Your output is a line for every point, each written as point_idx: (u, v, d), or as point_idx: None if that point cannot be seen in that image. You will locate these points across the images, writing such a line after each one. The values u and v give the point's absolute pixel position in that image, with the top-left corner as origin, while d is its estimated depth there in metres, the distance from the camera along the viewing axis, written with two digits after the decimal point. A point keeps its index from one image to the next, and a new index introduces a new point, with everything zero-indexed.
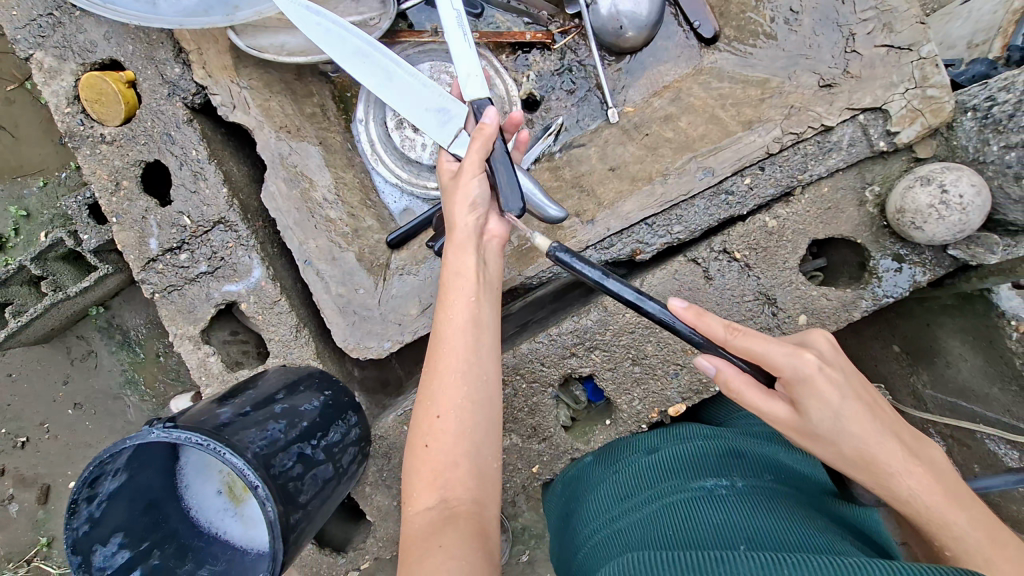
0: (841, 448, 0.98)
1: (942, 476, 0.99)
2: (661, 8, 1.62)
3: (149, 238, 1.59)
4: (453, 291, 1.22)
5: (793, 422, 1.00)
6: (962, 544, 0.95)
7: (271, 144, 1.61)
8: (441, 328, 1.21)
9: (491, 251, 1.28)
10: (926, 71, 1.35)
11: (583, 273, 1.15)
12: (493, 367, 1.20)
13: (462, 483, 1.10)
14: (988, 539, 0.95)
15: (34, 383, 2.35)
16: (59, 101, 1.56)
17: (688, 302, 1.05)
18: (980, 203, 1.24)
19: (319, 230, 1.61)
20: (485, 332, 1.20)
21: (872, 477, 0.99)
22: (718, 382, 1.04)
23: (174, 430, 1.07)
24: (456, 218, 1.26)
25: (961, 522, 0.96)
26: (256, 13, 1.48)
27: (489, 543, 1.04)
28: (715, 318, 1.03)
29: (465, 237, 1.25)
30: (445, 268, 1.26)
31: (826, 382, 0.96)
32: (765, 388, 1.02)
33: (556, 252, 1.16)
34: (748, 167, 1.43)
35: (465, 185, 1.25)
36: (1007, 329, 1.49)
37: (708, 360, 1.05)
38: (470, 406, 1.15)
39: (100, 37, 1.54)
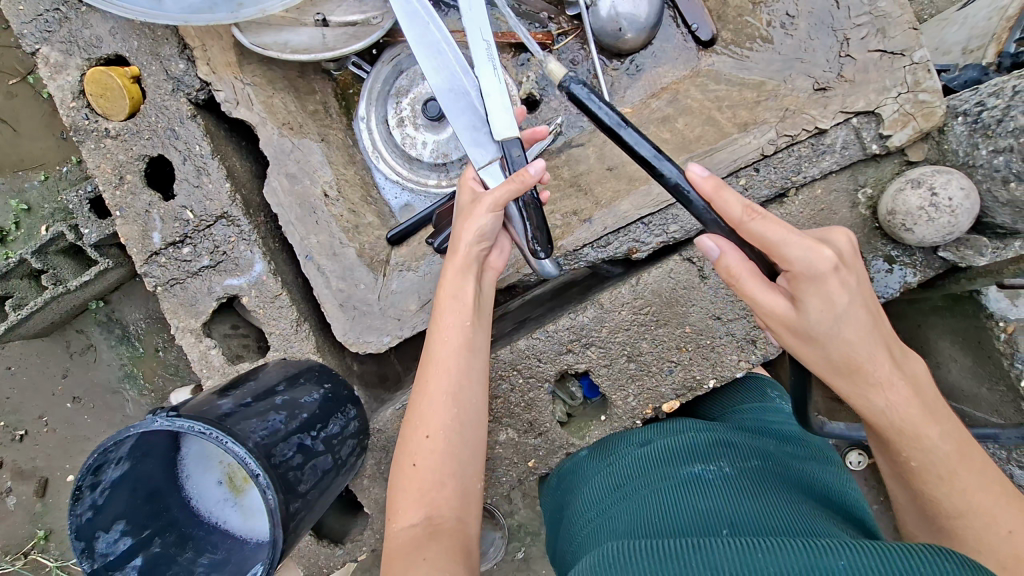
0: (829, 346, 1.01)
1: (921, 387, 1.03)
2: (660, 10, 1.64)
3: (152, 232, 1.61)
4: (449, 315, 1.25)
5: (791, 317, 1.01)
6: (928, 456, 1.02)
7: (274, 140, 1.63)
8: (433, 350, 1.25)
9: (487, 281, 1.33)
10: (919, 76, 1.37)
11: (600, 117, 1.11)
12: (481, 390, 1.26)
13: (447, 501, 1.15)
14: (955, 454, 1.02)
15: (33, 375, 2.37)
16: (64, 96, 1.57)
17: (710, 173, 0.99)
18: (969, 206, 1.26)
19: (320, 226, 1.63)
20: (475, 358, 1.25)
21: (852, 383, 1.04)
22: (718, 266, 1.04)
23: (177, 419, 1.10)
24: (461, 243, 1.25)
25: (933, 437, 1.02)
26: (261, 10, 1.50)
27: (470, 555, 1.10)
28: (734, 196, 0.98)
29: (466, 261, 1.27)
30: (440, 291, 1.28)
31: (836, 281, 0.96)
32: (769, 282, 1.02)
33: (572, 85, 1.12)
34: (743, 169, 1.46)
35: (477, 217, 1.23)
36: (995, 331, 1.51)
37: (713, 241, 1.03)
38: (458, 427, 1.20)
39: (105, 32, 1.56)
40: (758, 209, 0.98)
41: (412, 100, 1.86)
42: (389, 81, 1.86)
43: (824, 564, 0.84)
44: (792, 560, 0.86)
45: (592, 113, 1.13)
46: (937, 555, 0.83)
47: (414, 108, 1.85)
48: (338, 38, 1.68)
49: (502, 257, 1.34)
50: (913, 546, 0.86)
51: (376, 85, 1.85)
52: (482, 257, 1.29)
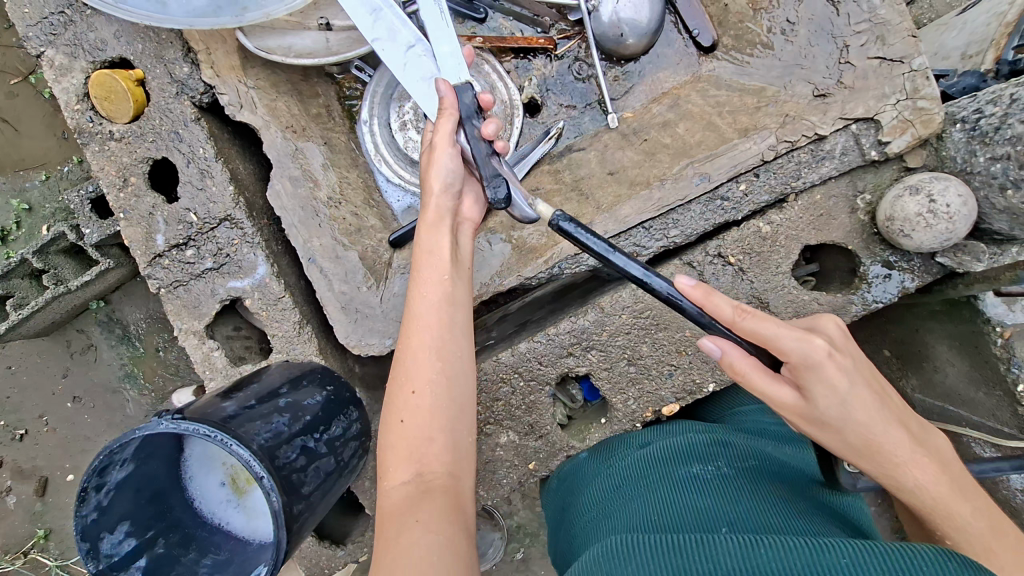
0: (849, 434, 1.02)
1: (939, 459, 1.04)
2: (661, 15, 1.65)
3: (155, 234, 1.62)
4: (427, 270, 1.28)
5: (800, 407, 1.02)
6: (964, 534, 1.01)
7: (277, 143, 1.64)
8: (415, 308, 1.26)
9: (463, 233, 1.37)
10: (917, 83, 1.38)
11: (588, 245, 1.13)
12: (467, 346, 1.26)
13: (437, 456, 1.16)
14: (989, 528, 1.01)
15: (33, 375, 2.37)
16: (69, 98, 1.58)
17: (697, 281, 1.03)
18: (966, 213, 1.28)
19: (322, 228, 1.64)
20: (458, 311, 1.27)
21: (876, 465, 1.04)
22: (722, 364, 1.05)
23: (183, 420, 1.11)
24: (431, 196, 1.33)
25: (964, 513, 1.01)
26: (264, 14, 1.51)
27: (463, 511, 1.11)
28: (723, 299, 1.03)
29: (439, 215, 1.32)
30: (418, 248, 1.32)
31: (835, 369, 0.98)
32: (772, 373, 1.03)
33: (559, 220, 1.14)
34: (743, 174, 1.47)
35: (438, 160, 1.31)
36: (993, 336, 1.52)
37: (713, 341, 1.04)
38: (444, 381, 1.21)
39: (110, 35, 1.57)
40: (747, 307, 1.02)
41: (414, 104, 1.87)
42: (391, 84, 1.87)
43: (824, 561, 0.86)
44: (792, 558, 0.88)
45: (583, 245, 1.14)
46: (936, 554, 0.85)
47: (416, 112, 1.86)
48: (342, 42, 1.69)
49: (476, 207, 1.40)
50: (912, 546, 0.87)
51: (378, 89, 1.85)
52: (453, 209, 1.35)
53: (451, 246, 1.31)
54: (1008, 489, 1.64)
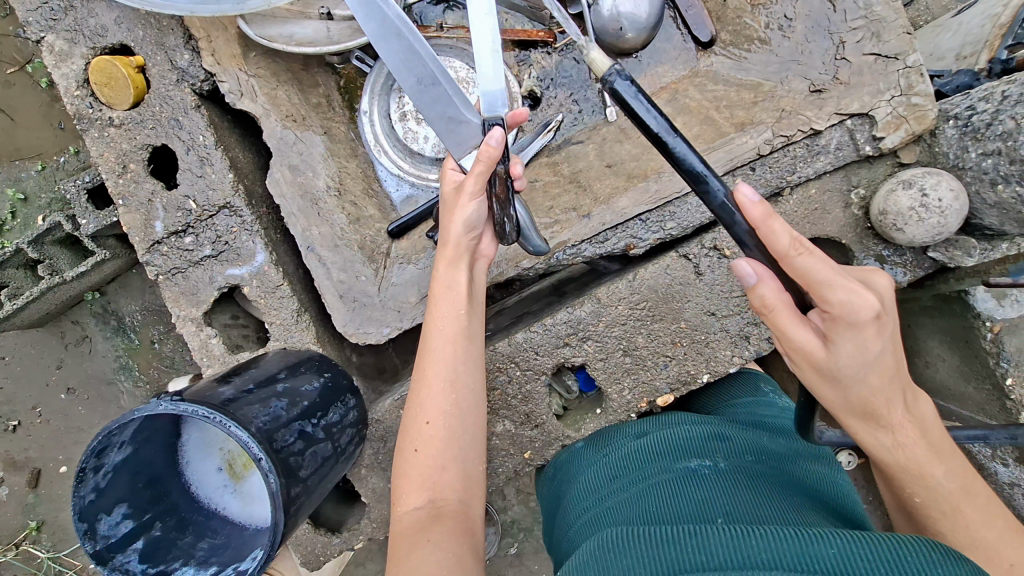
0: (854, 388, 0.99)
1: (928, 427, 1.04)
2: (661, 11, 1.66)
3: (154, 221, 1.62)
4: (442, 305, 1.29)
5: (820, 357, 0.97)
6: (930, 492, 1.04)
7: (277, 132, 1.64)
8: (428, 339, 1.28)
9: (478, 269, 1.37)
10: (912, 80, 1.40)
11: (645, 120, 0.99)
12: (479, 377, 1.28)
13: (449, 484, 1.18)
14: (958, 489, 1.04)
15: (27, 365, 2.37)
16: (69, 84, 1.58)
17: (761, 198, 0.91)
18: (958, 207, 1.30)
19: (321, 217, 1.65)
20: (473, 344, 1.28)
21: (865, 423, 1.04)
22: (751, 293, 0.98)
23: (181, 403, 1.11)
24: (451, 233, 1.29)
25: (937, 475, 1.03)
26: (266, 2, 1.53)
27: (474, 537, 1.13)
28: (783, 227, 0.92)
29: (457, 251, 1.30)
30: (434, 282, 1.32)
31: (871, 330, 0.93)
32: (801, 315, 0.97)
33: (618, 82, 0.99)
34: (739, 168, 1.49)
35: (462, 207, 1.25)
36: (983, 330, 1.54)
37: (752, 266, 0.96)
38: (457, 413, 1.23)
39: (110, 21, 1.57)
40: (804, 241, 0.92)
41: None
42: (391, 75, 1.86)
43: (813, 552, 0.88)
44: (784, 547, 0.89)
45: (637, 116, 0.99)
46: (922, 546, 0.87)
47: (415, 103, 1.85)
48: (342, 31, 1.70)
49: (492, 244, 1.38)
50: (896, 538, 0.89)
51: (379, 79, 1.85)
52: (472, 247, 1.32)
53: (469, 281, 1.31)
54: (996, 483, 1.68)
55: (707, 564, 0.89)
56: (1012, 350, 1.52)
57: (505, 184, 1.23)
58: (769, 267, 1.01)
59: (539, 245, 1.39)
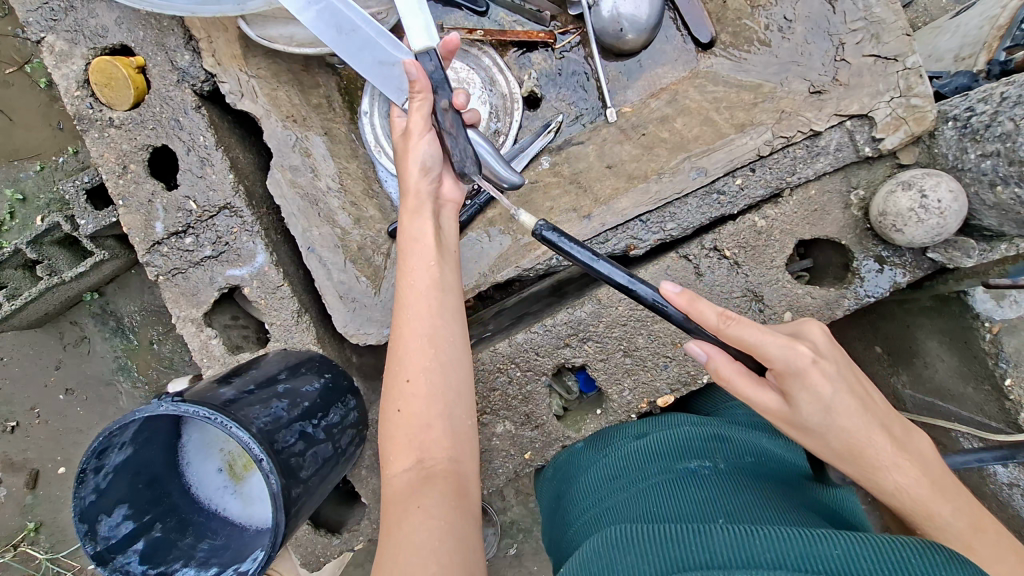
0: (831, 435, 1.02)
1: (920, 462, 1.04)
2: (660, 12, 1.66)
3: (154, 221, 1.62)
4: (412, 258, 1.30)
5: (785, 412, 1.03)
6: (944, 534, 1.02)
7: (277, 132, 1.64)
8: (400, 296, 1.28)
9: (445, 215, 1.41)
10: (911, 81, 1.41)
11: (571, 253, 1.18)
12: (457, 328, 1.28)
13: (437, 443, 1.18)
14: (970, 527, 1.01)
15: (26, 366, 2.37)
16: (69, 85, 1.58)
17: (683, 288, 1.05)
18: (958, 208, 1.30)
19: (322, 218, 1.65)
20: (447, 295, 1.29)
21: (860, 469, 1.04)
22: (709, 369, 1.06)
23: (182, 403, 1.11)
24: (410, 180, 1.35)
25: (945, 515, 1.02)
26: (267, 2, 1.53)
27: (465, 494, 1.14)
28: (709, 305, 1.03)
29: (419, 202, 1.36)
30: (402, 237, 1.34)
31: (818, 377, 0.98)
32: (755, 378, 1.04)
33: (542, 230, 1.21)
34: (739, 169, 1.49)
35: (416, 147, 1.34)
36: (983, 331, 1.55)
37: (699, 346, 1.05)
38: (439, 368, 1.22)
39: (111, 22, 1.57)
40: (732, 313, 1.02)
41: None
42: None
43: (817, 552, 0.88)
44: (787, 547, 0.89)
45: (567, 252, 1.19)
46: (926, 548, 0.87)
47: None
48: None
49: (454, 187, 1.43)
50: (896, 540, 0.90)
51: None
52: (432, 193, 1.37)
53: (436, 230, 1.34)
54: (994, 484, 1.68)
55: (711, 564, 0.89)
56: (1011, 350, 1.53)
57: (450, 115, 1.32)
58: (720, 345, 1.10)
59: (514, 180, 1.34)
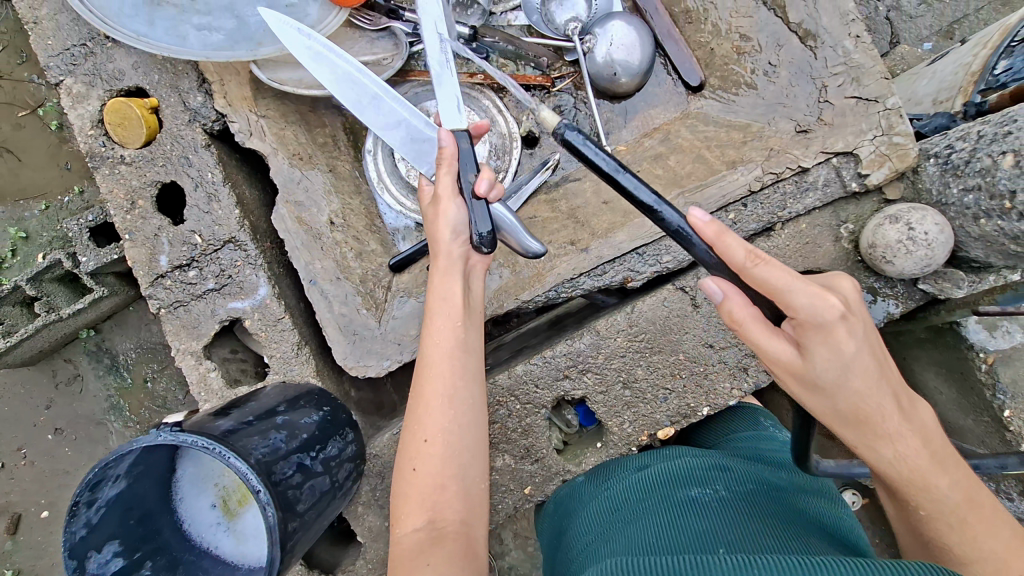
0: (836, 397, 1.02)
1: (924, 439, 1.03)
2: (651, 58, 1.74)
3: (159, 255, 1.64)
4: (438, 318, 1.28)
5: (796, 365, 1.01)
6: (938, 506, 1.02)
7: (284, 170, 1.69)
8: (425, 355, 1.26)
9: (476, 276, 1.35)
10: (892, 121, 1.47)
11: (595, 161, 1.11)
12: (478, 392, 1.27)
13: (450, 505, 1.18)
14: (963, 502, 1.02)
15: (15, 406, 2.34)
16: (83, 124, 1.64)
17: (712, 218, 0.98)
18: (944, 240, 1.34)
19: (324, 252, 1.67)
20: (470, 357, 1.27)
21: (861, 433, 1.04)
22: (723, 311, 1.04)
23: (181, 433, 1.10)
24: (441, 242, 1.30)
25: (941, 486, 1.02)
26: (279, 48, 1.61)
27: (476, 559, 1.14)
28: (737, 241, 0.98)
29: (451, 261, 1.30)
30: (430, 293, 1.31)
31: (837, 335, 0.97)
32: (774, 329, 1.02)
33: (566, 132, 1.14)
34: (731, 204, 1.54)
35: (445, 211, 1.29)
36: (977, 362, 1.56)
37: (717, 284, 1.02)
38: (456, 430, 1.21)
39: (128, 66, 1.65)
40: (760, 254, 0.98)
41: None
42: None
43: None
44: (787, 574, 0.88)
45: (588, 158, 1.12)
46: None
47: None
48: None
49: None
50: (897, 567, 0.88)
51: None
52: (464, 254, 1.32)
53: (465, 291, 1.30)
54: None
55: None
56: (1007, 381, 1.53)
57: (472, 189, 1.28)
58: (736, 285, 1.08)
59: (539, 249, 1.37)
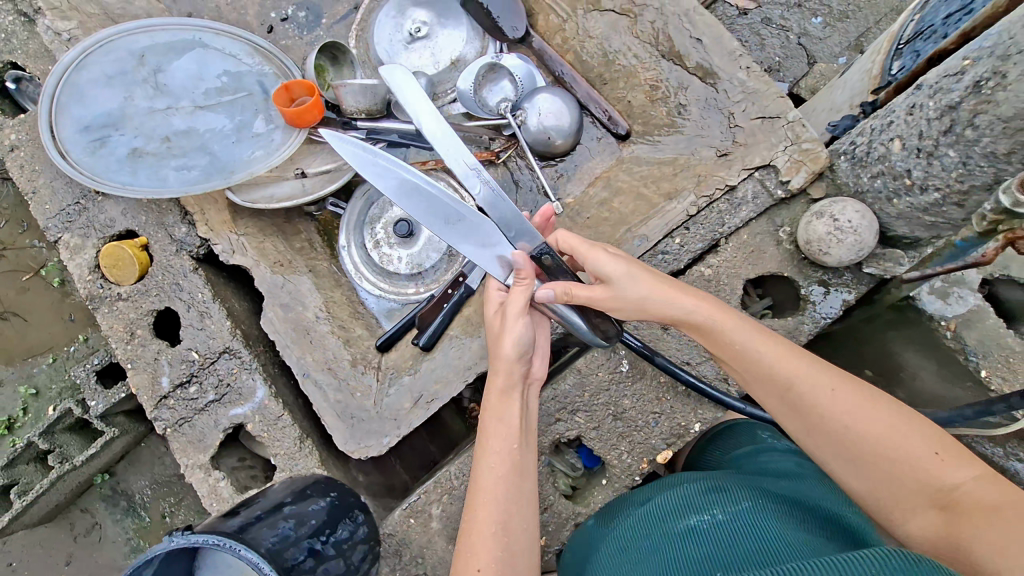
0: (730, 352, 1.22)
1: (835, 374, 1.12)
2: (578, 118, 1.93)
3: (161, 377, 1.75)
4: (496, 439, 1.31)
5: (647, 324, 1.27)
6: (832, 415, 1.08)
7: (267, 278, 1.83)
8: (479, 476, 1.28)
9: (529, 394, 1.43)
10: (797, 131, 1.64)
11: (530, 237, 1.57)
12: (531, 517, 1.26)
13: None
14: (854, 408, 1.07)
15: (35, 566, 2.34)
16: (83, 272, 1.81)
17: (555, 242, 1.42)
18: (868, 224, 1.46)
19: (313, 345, 1.78)
20: (525, 480, 1.28)
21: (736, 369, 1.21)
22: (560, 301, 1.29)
23: (192, 535, 1.15)
24: (504, 362, 1.36)
25: (822, 396, 1.10)
26: (249, 172, 1.85)
27: None
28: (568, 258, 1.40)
29: (509, 381, 1.37)
30: (487, 418, 1.36)
31: (687, 301, 1.25)
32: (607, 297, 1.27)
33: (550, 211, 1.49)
34: (676, 230, 1.67)
35: (515, 330, 1.35)
36: (942, 330, 1.63)
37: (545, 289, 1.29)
38: (511, 558, 1.18)
39: (118, 213, 1.84)
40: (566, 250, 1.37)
41: (385, 225, 2.01)
42: (363, 212, 2.04)
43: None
44: None
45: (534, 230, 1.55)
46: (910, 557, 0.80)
47: (387, 230, 2.00)
48: (315, 183, 1.93)
49: (543, 365, 1.48)
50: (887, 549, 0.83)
51: (352, 217, 2.03)
52: (524, 371, 1.39)
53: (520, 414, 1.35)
54: None
55: None
56: (974, 344, 1.59)
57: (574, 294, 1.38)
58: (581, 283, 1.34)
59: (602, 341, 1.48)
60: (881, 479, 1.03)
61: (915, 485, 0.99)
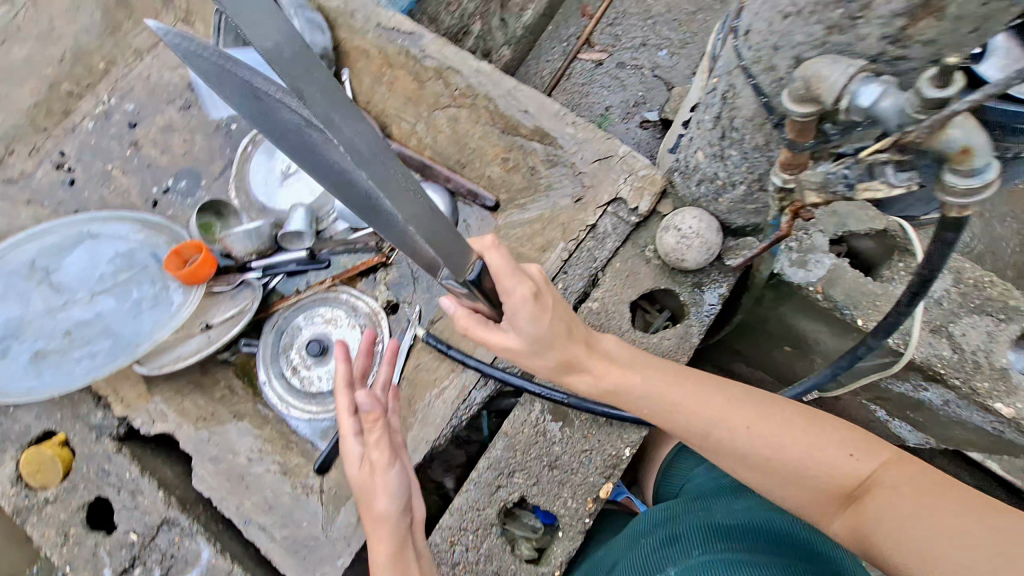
0: (641, 405, 1.37)
1: (752, 407, 1.30)
2: (450, 203, 2.11)
3: (103, 569, 1.71)
4: None
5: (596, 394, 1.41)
6: (765, 446, 1.26)
7: (192, 436, 1.85)
8: None
9: (417, 536, 1.43)
10: (632, 162, 1.82)
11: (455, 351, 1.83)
12: None
13: None
14: (787, 436, 1.25)
15: None
16: (4, 487, 1.79)
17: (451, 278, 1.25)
18: (707, 226, 1.63)
19: (250, 488, 1.79)
20: None
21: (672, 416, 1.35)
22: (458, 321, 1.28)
23: None
24: (382, 518, 1.35)
25: (755, 430, 1.27)
26: (154, 340, 1.92)
27: None
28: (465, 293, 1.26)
29: (396, 532, 1.35)
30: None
31: (624, 373, 1.37)
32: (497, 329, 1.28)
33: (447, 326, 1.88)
34: (557, 277, 1.80)
35: (385, 483, 1.35)
36: (813, 294, 1.79)
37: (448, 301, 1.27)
38: None
39: (32, 418, 1.86)
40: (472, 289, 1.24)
41: (298, 350, 2.06)
42: (276, 344, 2.08)
43: None
44: None
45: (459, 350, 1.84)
46: None
47: (302, 355, 2.05)
48: (221, 331, 2.01)
49: (421, 501, 1.49)
50: None
51: (266, 351, 2.06)
52: (406, 519, 1.39)
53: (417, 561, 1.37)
54: None
55: None
56: (842, 299, 1.76)
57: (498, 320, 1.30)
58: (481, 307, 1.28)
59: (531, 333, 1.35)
60: (788, 481, 1.23)
61: (821, 480, 1.22)
